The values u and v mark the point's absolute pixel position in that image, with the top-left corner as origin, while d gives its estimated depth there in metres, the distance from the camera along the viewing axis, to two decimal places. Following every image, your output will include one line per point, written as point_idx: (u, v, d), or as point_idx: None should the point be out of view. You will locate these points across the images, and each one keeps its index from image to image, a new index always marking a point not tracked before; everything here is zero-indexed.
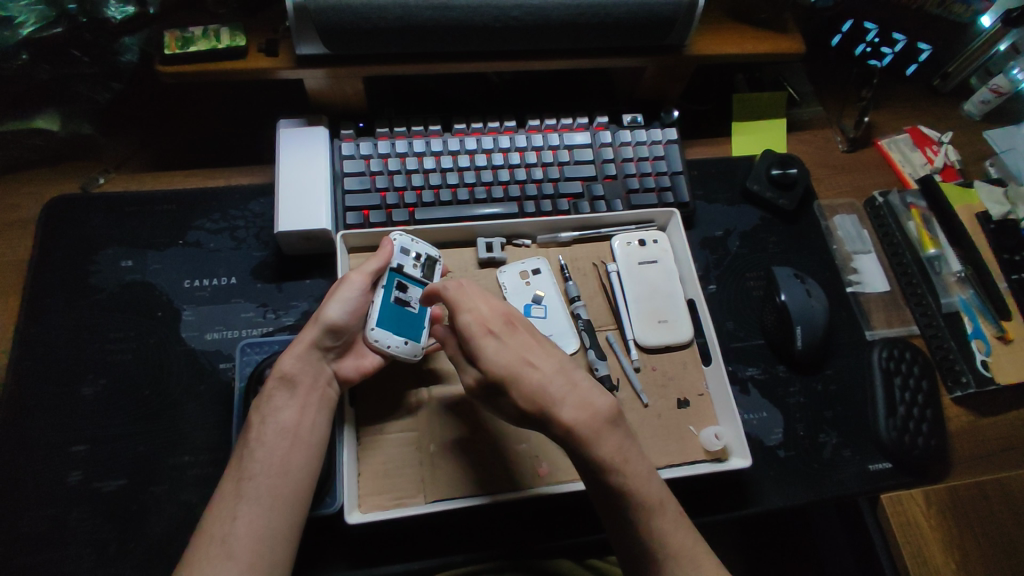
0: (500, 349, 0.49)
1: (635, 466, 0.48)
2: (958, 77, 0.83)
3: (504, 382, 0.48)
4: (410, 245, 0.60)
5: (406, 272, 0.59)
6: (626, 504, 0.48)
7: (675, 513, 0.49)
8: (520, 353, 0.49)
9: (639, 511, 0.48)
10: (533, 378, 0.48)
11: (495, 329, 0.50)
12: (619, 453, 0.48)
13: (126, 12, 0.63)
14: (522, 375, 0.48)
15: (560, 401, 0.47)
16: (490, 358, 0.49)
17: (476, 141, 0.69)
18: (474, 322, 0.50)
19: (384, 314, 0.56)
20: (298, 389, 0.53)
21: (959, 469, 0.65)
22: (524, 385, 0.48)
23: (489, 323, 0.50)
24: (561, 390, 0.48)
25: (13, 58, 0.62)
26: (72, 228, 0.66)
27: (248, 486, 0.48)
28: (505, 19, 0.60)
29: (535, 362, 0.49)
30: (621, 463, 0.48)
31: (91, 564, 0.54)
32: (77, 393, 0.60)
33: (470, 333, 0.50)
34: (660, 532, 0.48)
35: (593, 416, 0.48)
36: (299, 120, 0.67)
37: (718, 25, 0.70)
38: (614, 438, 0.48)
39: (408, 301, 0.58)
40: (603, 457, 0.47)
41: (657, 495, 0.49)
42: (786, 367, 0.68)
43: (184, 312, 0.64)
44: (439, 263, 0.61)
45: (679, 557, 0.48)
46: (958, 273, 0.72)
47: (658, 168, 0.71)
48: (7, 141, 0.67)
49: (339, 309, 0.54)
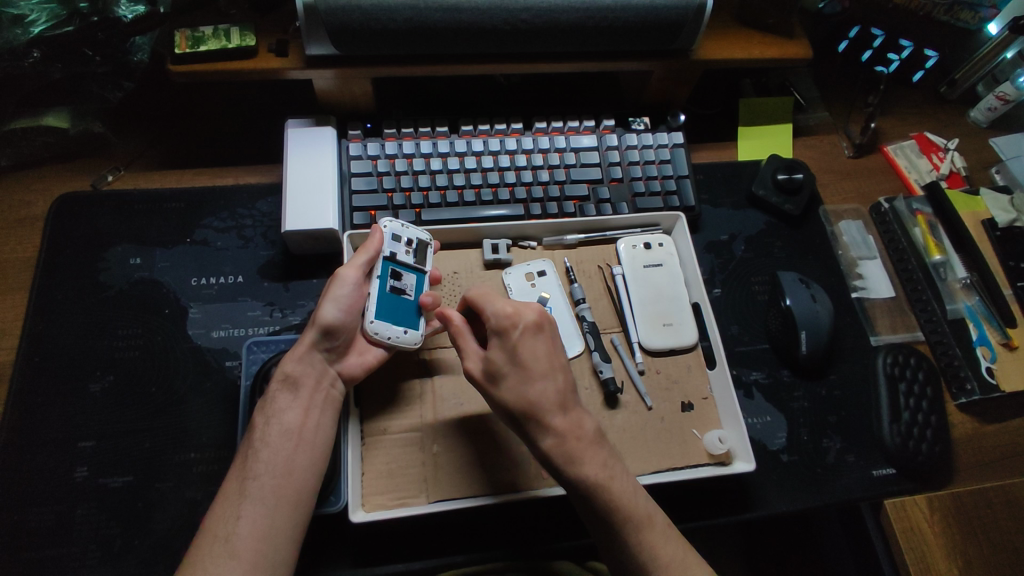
0: (521, 343, 0.51)
1: (621, 483, 0.50)
2: (964, 85, 0.83)
3: (509, 377, 0.51)
4: (401, 232, 0.60)
5: (398, 259, 0.59)
6: (611, 512, 0.49)
7: (663, 526, 0.50)
8: (539, 353, 0.52)
9: (629, 522, 0.49)
10: (536, 387, 0.50)
11: (523, 325, 0.52)
12: (605, 469, 0.49)
13: (137, 11, 0.63)
14: (529, 380, 0.50)
15: (549, 415, 0.50)
16: (509, 350, 0.51)
17: (484, 143, 0.70)
18: (506, 313, 0.52)
19: (380, 307, 0.57)
20: (301, 390, 0.53)
21: (962, 476, 0.65)
22: (525, 390, 0.50)
23: (518, 317, 0.52)
24: (553, 405, 0.50)
25: (24, 56, 0.62)
26: (81, 226, 0.66)
27: (252, 485, 0.49)
28: (515, 22, 0.61)
29: (547, 373, 0.51)
30: (609, 480, 0.49)
31: (95, 560, 0.54)
32: (84, 389, 0.60)
33: (501, 321, 0.52)
34: (649, 546, 0.48)
35: (573, 429, 0.50)
36: (308, 121, 0.67)
37: (726, 30, 0.71)
38: (599, 456, 0.50)
39: (403, 289, 0.58)
40: (585, 475, 0.49)
41: (645, 510, 0.50)
42: (790, 372, 0.68)
43: (191, 309, 0.64)
44: (430, 248, 0.61)
45: (672, 568, 0.48)
46: (963, 280, 0.73)
47: (664, 172, 0.71)
48: (17, 138, 0.68)
49: (334, 308, 0.54)
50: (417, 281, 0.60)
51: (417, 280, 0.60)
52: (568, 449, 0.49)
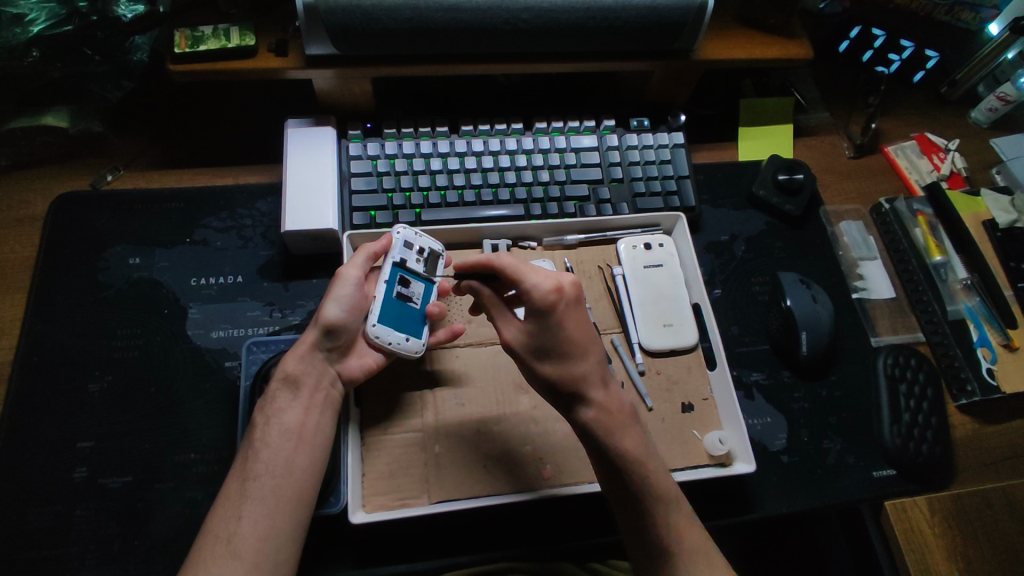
0: (563, 323, 0.49)
1: (655, 463, 0.50)
2: (965, 85, 0.83)
3: (551, 355, 0.50)
4: (414, 240, 0.59)
5: (408, 266, 0.58)
6: (644, 488, 0.49)
7: (689, 509, 0.50)
8: (580, 331, 0.50)
9: (659, 499, 0.49)
10: (578, 367, 0.50)
11: (564, 300, 0.49)
12: (640, 447, 0.50)
13: (136, 11, 0.63)
14: (571, 359, 0.50)
15: (589, 391, 0.50)
16: (552, 327, 0.49)
17: (484, 143, 0.69)
18: (547, 290, 0.49)
19: (384, 311, 0.56)
20: (302, 390, 0.53)
21: (962, 477, 0.65)
22: (567, 368, 0.50)
23: (562, 288, 0.49)
24: (593, 381, 0.50)
25: (24, 54, 0.62)
26: (80, 226, 0.66)
27: (253, 486, 0.48)
28: (515, 22, 0.61)
29: (589, 350, 0.51)
30: (643, 457, 0.50)
31: (95, 561, 0.54)
32: (83, 389, 0.60)
33: (544, 297, 0.49)
34: (675, 525, 0.49)
35: (613, 404, 0.50)
36: (307, 120, 0.67)
37: (726, 30, 0.71)
38: (636, 433, 0.50)
39: (410, 297, 0.58)
40: (622, 450, 0.49)
41: (674, 489, 0.50)
42: (790, 372, 0.68)
43: (190, 309, 0.64)
44: (442, 258, 0.60)
45: (693, 552, 0.48)
46: (964, 280, 0.73)
47: (664, 172, 0.71)
48: (17, 138, 0.68)
49: (337, 307, 0.54)
50: (425, 290, 0.59)
51: (425, 290, 0.59)
52: (610, 423, 0.50)
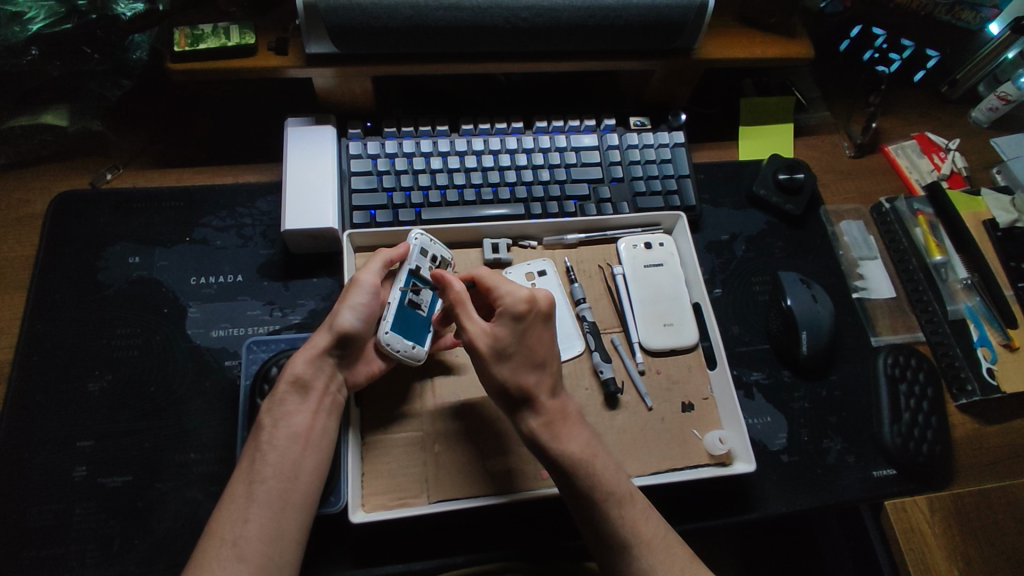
0: (531, 329, 0.52)
1: (604, 462, 0.51)
2: (965, 85, 0.83)
3: (512, 356, 0.51)
4: (428, 247, 0.60)
5: (421, 274, 0.59)
6: (593, 487, 0.49)
7: (643, 504, 0.51)
8: (546, 339, 0.53)
9: (610, 498, 0.49)
10: (531, 379, 0.52)
11: (536, 309, 0.53)
12: (588, 448, 0.51)
13: (136, 9, 0.63)
14: (528, 366, 0.52)
15: (538, 396, 0.52)
16: (519, 331, 0.52)
17: (483, 142, 0.69)
18: (522, 296, 0.52)
19: (397, 319, 0.56)
20: (312, 394, 0.53)
21: (962, 477, 0.65)
22: (519, 375, 0.52)
23: (534, 300, 0.53)
24: (542, 386, 0.52)
25: (23, 53, 0.62)
26: (79, 225, 0.66)
27: (260, 490, 0.48)
28: (516, 20, 0.61)
29: (547, 361, 0.53)
30: (592, 456, 0.51)
31: (94, 560, 0.54)
32: (82, 388, 0.60)
33: (519, 302, 0.52)
34: (631, 521, 0.49)
35: (560, 410, 0.52)
36: (308, 119, 0.67)
37: (727, 29, 0.71)
38: (581, 436, 0.52)
39: (419, 304, 0.58)
40: (571, 453, 0.50)
41: (627, 487, 0.51)
42: (790, 373, 0.68)
43: (190, 308, 0.64)
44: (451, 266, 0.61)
45: (653, 545, 0.49)
46: (965, 280, 0.73)
47: (664, 172, 0.71)
48: (16, 137, 0.67)
49: (353, 316, 0.54)
50: (433, 298, 0.59)
51: (433, 297, 0.59)
52: (555, 429, 0.51)
